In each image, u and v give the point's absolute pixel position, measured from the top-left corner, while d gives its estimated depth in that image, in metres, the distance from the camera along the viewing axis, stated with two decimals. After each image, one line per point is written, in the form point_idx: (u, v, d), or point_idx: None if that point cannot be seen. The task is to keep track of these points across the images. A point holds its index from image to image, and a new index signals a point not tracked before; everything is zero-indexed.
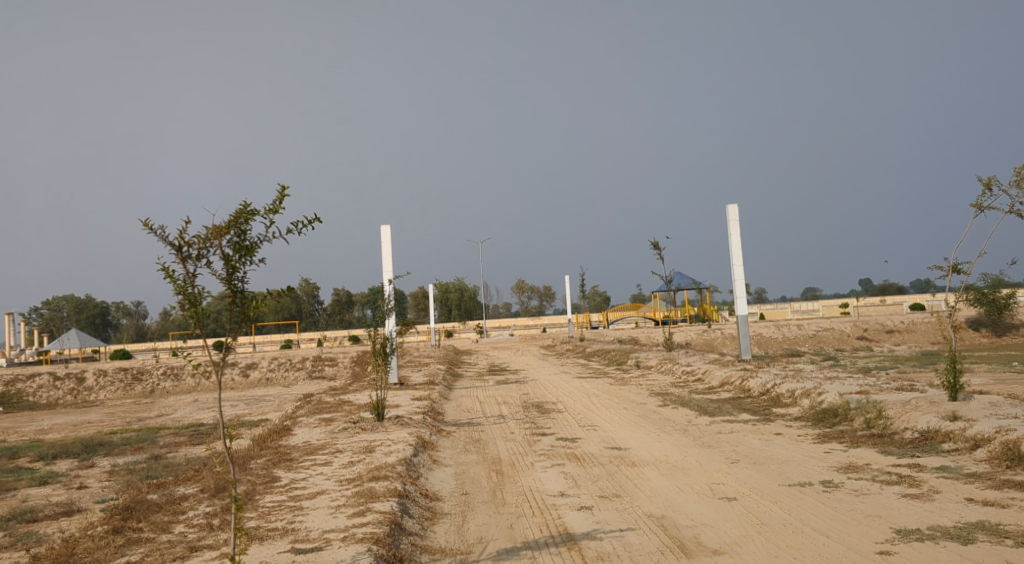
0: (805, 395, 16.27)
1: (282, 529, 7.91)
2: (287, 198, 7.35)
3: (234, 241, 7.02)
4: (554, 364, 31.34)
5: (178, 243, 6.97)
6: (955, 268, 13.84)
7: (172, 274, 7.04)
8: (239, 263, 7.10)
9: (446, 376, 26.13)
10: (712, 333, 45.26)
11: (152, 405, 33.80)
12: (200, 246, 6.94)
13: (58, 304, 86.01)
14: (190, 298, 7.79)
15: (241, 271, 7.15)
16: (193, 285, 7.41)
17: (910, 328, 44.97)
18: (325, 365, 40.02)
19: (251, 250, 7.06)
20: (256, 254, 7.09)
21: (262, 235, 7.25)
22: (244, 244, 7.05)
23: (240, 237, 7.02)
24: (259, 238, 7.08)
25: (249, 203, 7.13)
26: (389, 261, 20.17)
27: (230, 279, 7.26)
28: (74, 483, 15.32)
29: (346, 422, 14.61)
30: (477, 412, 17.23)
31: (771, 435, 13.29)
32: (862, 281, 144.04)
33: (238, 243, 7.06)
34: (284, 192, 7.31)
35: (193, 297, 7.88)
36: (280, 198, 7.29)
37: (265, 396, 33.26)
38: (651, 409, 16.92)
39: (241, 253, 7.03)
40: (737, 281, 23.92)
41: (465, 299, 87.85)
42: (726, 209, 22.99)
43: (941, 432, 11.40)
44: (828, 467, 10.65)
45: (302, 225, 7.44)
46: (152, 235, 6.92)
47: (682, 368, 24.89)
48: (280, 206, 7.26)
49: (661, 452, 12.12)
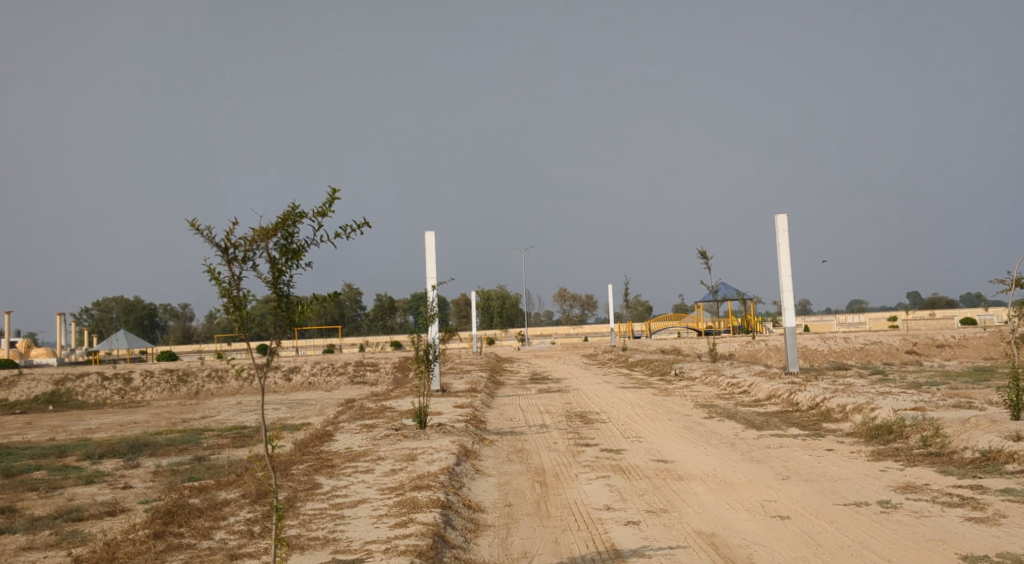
0: (856, 411, 15.79)
1: (323, 538, 7.79)
2: (337, 201, 7.22)
3: (281, 243, 6.92)
4: (596, 373, 31.08)
5: (224, 245, 6.89)
6: (1018, 282, 13.32)
7: (217, 276, 6.95)
8: (285, 267, 7.00)
9: (488, 384, 25.99)
10: (757, 344, 44.53)
11: (197, 406, 34.18)
12: (246, 250, 6.84)
13: (108, 305, 87.77)
14: (235, 302, 7.75)
15: (287, 275, 7.05)
16: (238, 288, 7.33)
17: (962, 343, 43.78)
18: (367, 370, 40.14)
19: (298, 252, 6.95)
20: (302, 257, 6.98)
21: (310, 239, 7.14)
22: (291, 246, 6.94)
23: (287, 240, 6.92)
24: (306, 241, 6.97)
25: (298, 205, 7.03)
26: (434, 268, 20.07)
27: (276, 282, 7.17)
28: (119, 483, 15.43)
29: (387, 429, 14.52)
30: (519, 421, 17.04)
31: (822, 451, 12.89)
32: (911, 295, 141.37)
33: (285, 246, 6.96)
34: (334, 194, 7.18)
35: (238, 301, 7.84)
36: (329, 201, 7.17)
37: (307, 400, 33.45)
38: (697, 421, 16.57)
39: (287, 256, 6.92)
40: (786, 292, 23.43)
41: (506, 306, 87.86)
42: (775, 218, 22.54)
43: (1004, 453, 10.92)
44: (884, 486, 10.25)
45: (350, 229, 7.32)
46: (199, 236, 6.83)
47: (726, 379, 24.44)
48: (329, 209, 7.14)
49: (709, 466, 11.81)
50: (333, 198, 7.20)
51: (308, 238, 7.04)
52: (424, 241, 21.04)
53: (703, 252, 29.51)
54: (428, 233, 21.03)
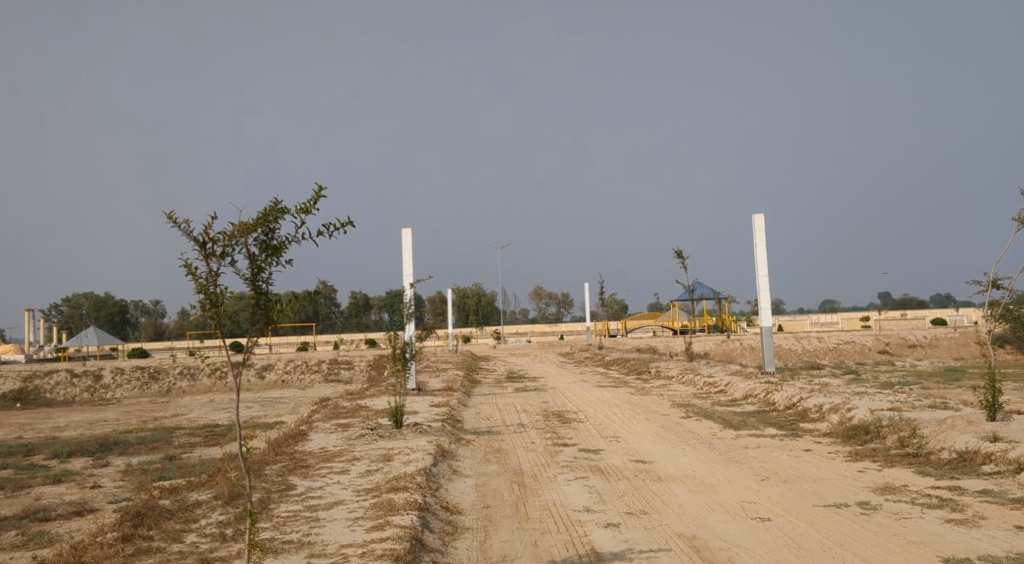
0: (833, 411, 15.80)
1: (297, 542, 7.61)
2: (322, 197, 7.03)
3: (261, 239, 6.73)
4: (573, 372, 31.01)
5: (202, 239, 6.69)
6: (994, 284, 13.41)
7: (194, 271, 6.74)
8: (265, 263, 6.81)
9: (464, 382, 25.83)
10: (732, 343, 44.74)
11: (168, 404, 33.72)
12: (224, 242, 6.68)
13: (78, 301, 86.52)
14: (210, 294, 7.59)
15: (267, 271, 6.87)
16: (216, 284, 7.13)
17: (934, 343, 44.26)
18: (341, 368, 39.84)
19: (278, 250, 6.76)
20: (283, 255, 6.80)
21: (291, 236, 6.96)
22: (272, 243, 6.76)
23: (267, 236, 6.74)
24: (288, 238, 6.79)
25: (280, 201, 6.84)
26: (411, 265, 19.87)
27: (254, 280, 7.00)
28: (88, 482, 15.12)
29: (363, 429, 14.32)
30: (496, 421, 16.90)
31: (800, 452, 12.88)
32: (883, 295, 143.26)
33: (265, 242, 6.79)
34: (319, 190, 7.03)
35: (214, 298, 7.66)
36: (313, 198, 6.98)
37: (280, 398, 33.08)
38: (674, 421, 16.53)
39: (267, 252, 6.74)
40: (762, 292, 23.48)
41: (482, 304, 87.67)
42: (753, 218, 22.56)
43: (982, 454, 10.94)
44: (863, 487, 10.23)
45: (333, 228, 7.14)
46: (176, 228, 6.61)
47: (702, 379, 24.45)
48: (313, 206, 6.95)
49: (688, 467, 11.76)
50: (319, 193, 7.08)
51: (290, 235, 6.85)
52: (401, 237, 20.84)
53: (679, 252, 29.51)
54: (404, 229, 20.83)
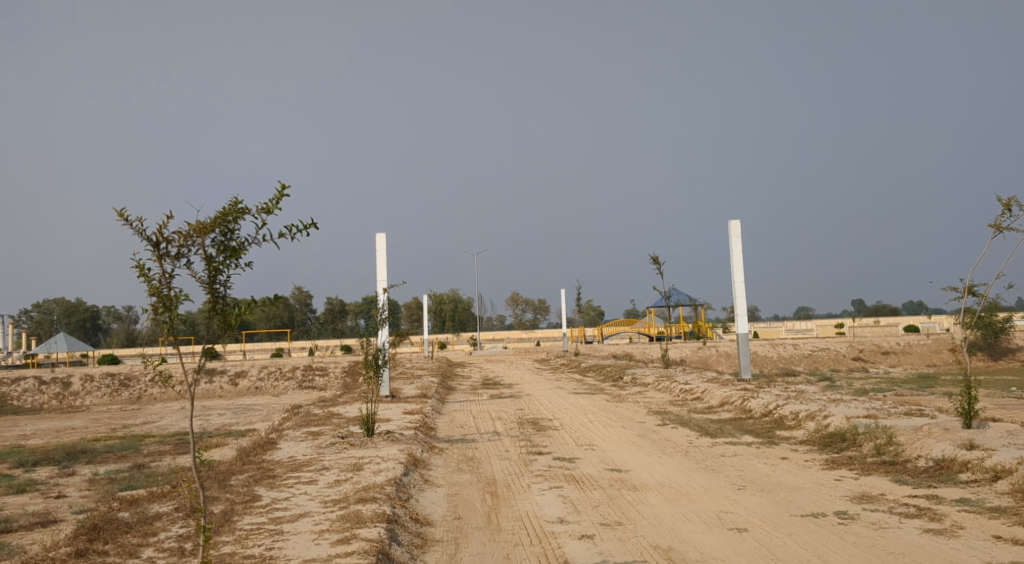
0: (809, 418, 15.73)
1: (259, 557, 7.34)
2: (285, 197, 6.81)
3: (219, 240, 6.48)
4: (549, 379, 30.83)
5: (157, 239, 6.45)
6: (970, 290, 13.37)
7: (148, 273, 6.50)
8: (222, 266, 6.55)
9: (439, 389, 25.55)
10: (707, 350, 44.76)
11: (138, 411, 33.10)
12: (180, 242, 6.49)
13: (48, 307, 85.32)
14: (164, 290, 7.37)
15: (224, 274, 6.60)
16: (169, 287, 6.88)
17: (906, 350, 44.57)
18: (316, 375, 39.38)
19: (235, 250, 6.52)
20: (242, 256, 6.54)
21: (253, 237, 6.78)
22: (230, 244, 6.51)
23: (226, 237, 6.49)
24: (247, 239, 6.54)
25: (241, 200, 6.61)
26: (384, 270, 19.59)
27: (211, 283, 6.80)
28: (52, 493, 14.68)
29: (333, 437, 14.03)
30: (471, 428, 16.68)
31: (777, 460, 12.77)
32: (857, 302, 144.91)
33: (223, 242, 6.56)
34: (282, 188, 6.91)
35: (168, 301, 7.44)
36: (276, 197, 6.74)
37: (253, 406, 32.59)
38: (650, 429, 16.38)
39: (226, 254, 6.48)
40: (738, 299, 23.42)
41: (459, 310, 87.49)
42: (729, 225, 22.49)
43: (958, 462, 10.86)
44: (840, 496, 10.10)
45: (296, 231, 7.00)
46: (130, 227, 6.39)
47: (679, 386, 24.35)
48: (276, 206, 6.72)
49: (663, 475, 11.57)
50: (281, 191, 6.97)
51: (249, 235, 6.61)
52: (374, 242, 20.55)
53: (655, 258, 29.45)
54: (378, 234, 20.55)
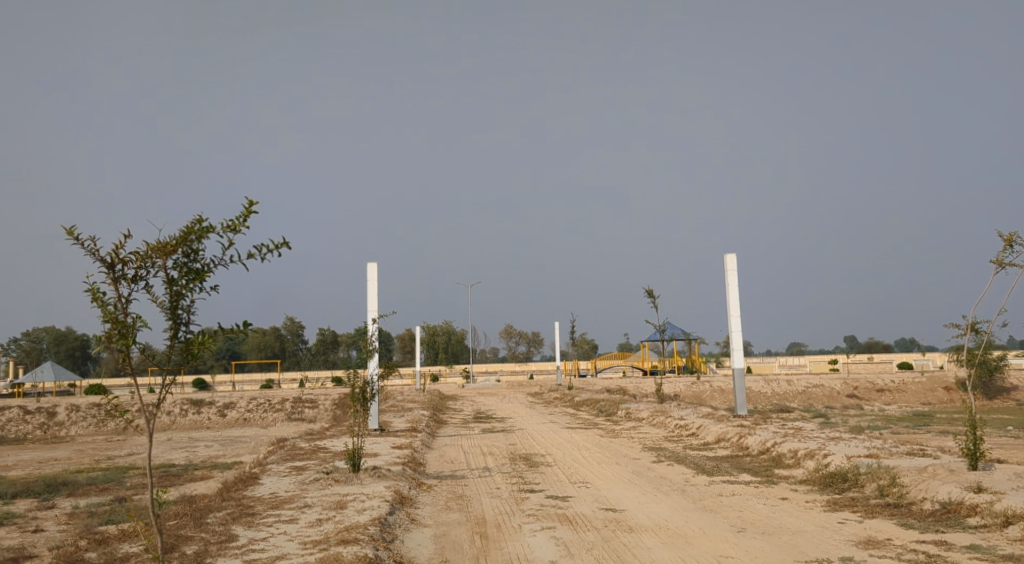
0: (809, 457, 15.33)
1: None
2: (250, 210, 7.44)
3: (182, 261, 6.98)
4: (542, 413, 30.33)
5: (114, 260, 7.27)
6: (973, 327, 13.07)
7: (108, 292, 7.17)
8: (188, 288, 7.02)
9: (430, 423, 25.05)
10: (702, 385, 44.25)
11: (124, 443, 32.46)
12: (147, 257, 6.99)
13: (37, 335, 84.40)
14: (121, 304, 7.62)
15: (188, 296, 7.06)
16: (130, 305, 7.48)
17: (901, 388, 44.13)
18: (305, 407, 38.73)
19: (199, 271, 6.98)
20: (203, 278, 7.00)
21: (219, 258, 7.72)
22: (193, 267, 6.99)
23: (188, 258, 6.98)
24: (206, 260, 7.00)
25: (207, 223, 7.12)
26: (375, 301, 19.23)
27: (174, 307, 7.21)
28: (29, 526, 14.16)
29: (318, 472, 13.58)
30: (461, 464, 16.25)
31: (777, 500, 12.37)
32: (849, 339, 144.88)
33: (186, 264, 7.03)
34: (251, 208, 7.58)
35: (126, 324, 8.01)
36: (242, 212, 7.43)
37: (240, 438, 31.95)
38: (645, 466, 15.96)
39: (189, 276, 6.96)
40: (734, 333, 23.08)
41: (452, 342, 86.90)
42: (725, 258, 22.22)
43: (965, 505, 10.47)
44: (844, 541, 9.70)
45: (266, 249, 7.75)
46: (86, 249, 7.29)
47: (674, 421, 23.86)
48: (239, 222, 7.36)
49: (660, 516, 11.14)
50: (250, 211, 7.65)
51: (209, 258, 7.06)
52: (366, 272, 20.21)
53: (649, 292, 29.15)
54: (370, 264, 20.21)
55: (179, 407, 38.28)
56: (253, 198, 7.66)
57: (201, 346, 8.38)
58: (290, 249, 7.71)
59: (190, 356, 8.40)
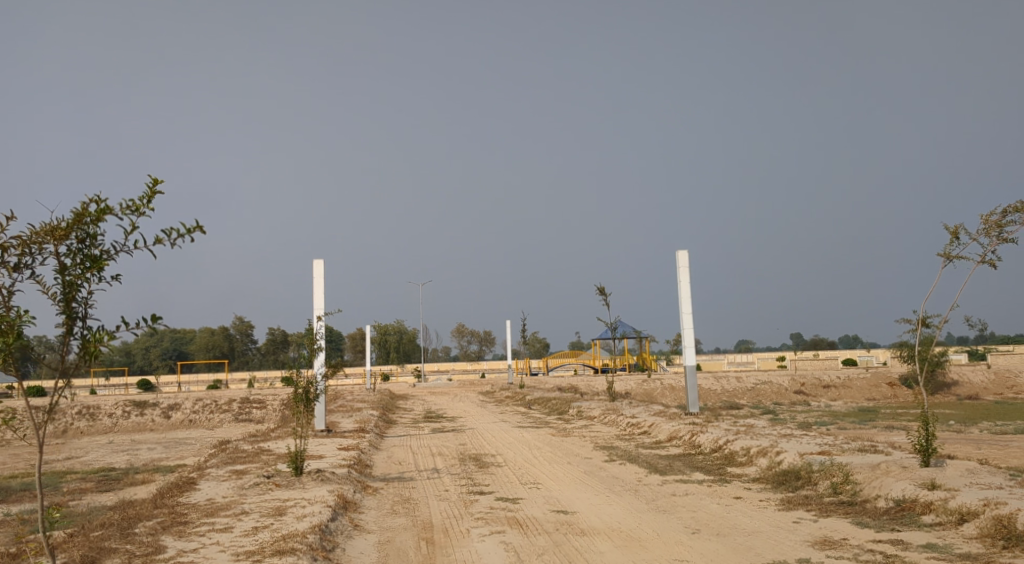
0: (761, 454, 15.19)
1: None
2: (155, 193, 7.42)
3: (79, 247, 6.94)
4: (494, 412, 29.98)
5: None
6: (924, 321, 12.93)
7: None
8: (81, 276, 6.94)
9: (378, 423, 24.49)
10: (652, 383, 44.26)
11: (62, 446, 31.31)
12: (36, 241, 6.78)
13: None
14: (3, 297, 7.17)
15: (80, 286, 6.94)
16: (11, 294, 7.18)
17: (847, 384, 44.67)
18: (252, 407, 37.77)
19: (94, 258, 6.95)
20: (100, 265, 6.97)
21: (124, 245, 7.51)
22: (90, 255, 6.95)
23: (84, 245, 6.96)
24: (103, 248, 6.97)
25: (106, 207, 7.03)
26: (320, 298, 18.67)
27: (68, 299, 6.99)
28: None
29: (259, 477, 12.99)
30: (409, 465, 15.77)
31: (730, 499, 12.16)
32: (794, 335, 147.61)
33: (81, 250, 6.92)
34: (154, 186, 7.37)
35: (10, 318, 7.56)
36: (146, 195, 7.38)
37: (185, 440, 30.99)
38: (597, 465, 15.65)
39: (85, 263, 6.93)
40: (685, 330, 22.94)
41: (404, 341, 86.29)
42: (676, 255, 22.06)
43: (919, 503, 10.35)
44: (800, 541, 9.49)
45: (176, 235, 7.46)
46: None
47: (625, 420, 23.65)
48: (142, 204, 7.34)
49: (613, 518, 10.84)
50: (153, 191, 7.44)
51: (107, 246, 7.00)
52: (311, 268, 19.60)
53: (600, 288, 28.95)
54: (315, 261, 19.60)
55: (121, 408, 37.08)
56: (156, 178, 7.44)
57: (98, 345, 7.78)
58: (201, 233, 7.42)
59: (88, 356, 7.81)
